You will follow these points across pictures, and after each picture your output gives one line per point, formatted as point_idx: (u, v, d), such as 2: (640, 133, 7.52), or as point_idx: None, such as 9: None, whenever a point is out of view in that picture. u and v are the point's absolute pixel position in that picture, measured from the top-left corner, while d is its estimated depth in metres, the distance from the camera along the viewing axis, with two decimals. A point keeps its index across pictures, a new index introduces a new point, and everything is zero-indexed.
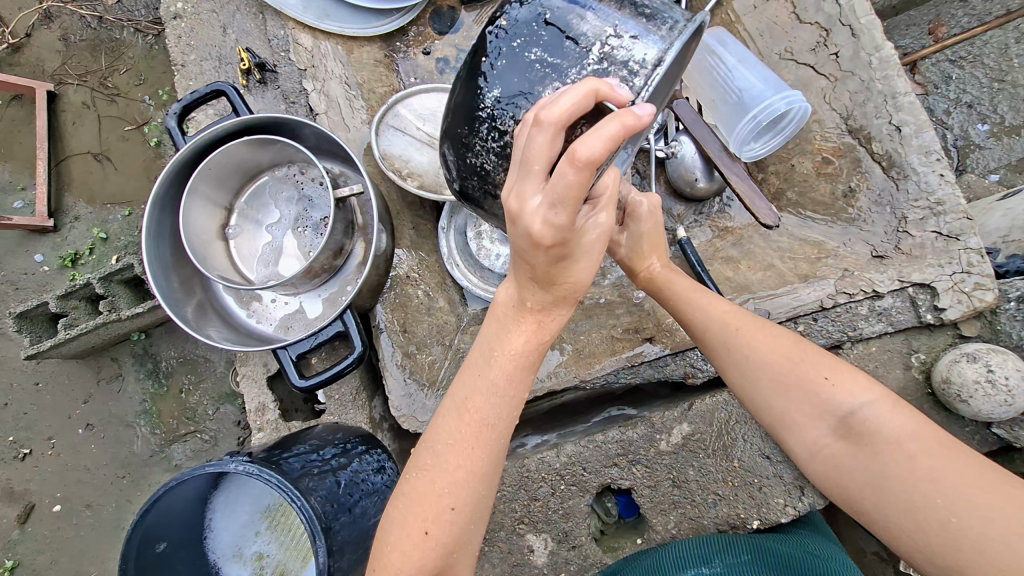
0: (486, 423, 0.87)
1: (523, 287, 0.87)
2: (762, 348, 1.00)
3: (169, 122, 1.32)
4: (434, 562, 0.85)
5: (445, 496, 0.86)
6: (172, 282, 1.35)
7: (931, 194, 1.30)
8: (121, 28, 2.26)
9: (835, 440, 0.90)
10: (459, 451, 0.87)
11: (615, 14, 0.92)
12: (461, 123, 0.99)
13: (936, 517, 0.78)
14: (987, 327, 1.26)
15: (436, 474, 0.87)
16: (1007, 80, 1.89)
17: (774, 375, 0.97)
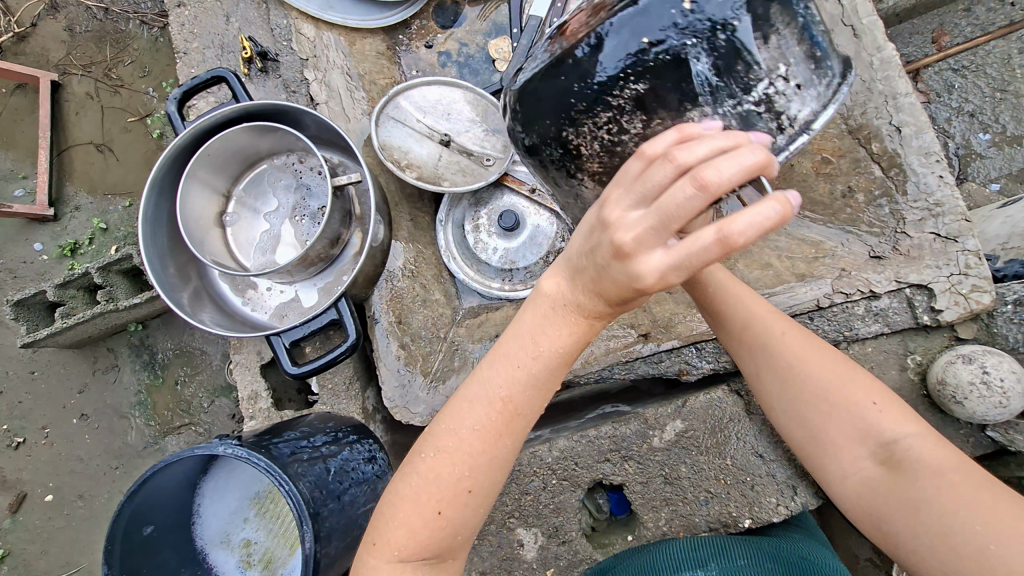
0: (511, 413, 0.82)
1: (580, 292, 0.76)
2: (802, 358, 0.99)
3: (169, 107, 1.31)
4: (442, 541, 0.86)
5: (461, 480, 0.84)
6: (167, 267, 1.34)
7: (930, 195, 1.30)
8: (126, 19, 2.26)
9: (874, 466, 0.89)
10: (479, 439, 0.82)
11: (795, 52, 0.85)
12: (575, 91, 0.86)
13: (969, 542, 0.75)
14: (984, 330, 1.25)
15: (452, 455, 0.83)
16: (1009, 91, 1.90)
17: (820, 389, 0.95)
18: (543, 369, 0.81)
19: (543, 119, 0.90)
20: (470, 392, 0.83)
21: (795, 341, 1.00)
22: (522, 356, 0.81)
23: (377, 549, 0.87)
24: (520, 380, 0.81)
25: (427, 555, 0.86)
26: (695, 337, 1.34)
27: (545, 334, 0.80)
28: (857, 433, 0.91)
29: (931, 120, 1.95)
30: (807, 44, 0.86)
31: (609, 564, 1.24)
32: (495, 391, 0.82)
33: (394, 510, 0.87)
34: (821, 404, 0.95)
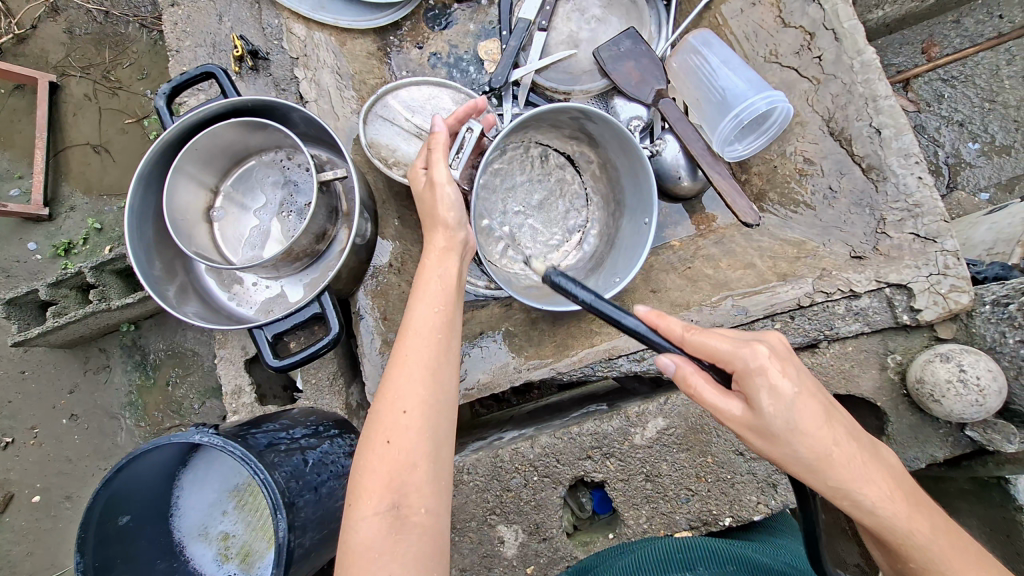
0: (423, 334, 0.99)
1: (432, 230, 1.11)
2: (875, 478, 0.85)
3: (158, 102, 1.32)
4: (391, 470, 0.90)
5: (396, 402, 0.93)
6: (154, 262, 1.34)
7: (909, 196, 1.32)
8: (127, 22, 2.28)
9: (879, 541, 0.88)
10: (406, 364, 0.96)
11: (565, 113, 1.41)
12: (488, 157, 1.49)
13: None
14: (963, 330, 1.26)
15: (387, 388, 0.95)
16: (997, 101, 1.93)
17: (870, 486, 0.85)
18: (437, 290, 1.03)
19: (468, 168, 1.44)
20: (401, 331, 1.00)
21: (851, 452, 0.85)
22: (426, 287, 1.04)
23: (355, 509, 0.89)
24: (427, 307, 1.01)
25: (386, 499, 0.88)
26: None
27: (441, 267, 1.07)
28: (947, 558, 0.83)
29: (920, 129, 1.97)
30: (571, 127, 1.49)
31: (589, 565, 1.23)
32: (414, 323, 1.00)
33: (360, 463, 0.92)
34: (914, 537, 0.83)
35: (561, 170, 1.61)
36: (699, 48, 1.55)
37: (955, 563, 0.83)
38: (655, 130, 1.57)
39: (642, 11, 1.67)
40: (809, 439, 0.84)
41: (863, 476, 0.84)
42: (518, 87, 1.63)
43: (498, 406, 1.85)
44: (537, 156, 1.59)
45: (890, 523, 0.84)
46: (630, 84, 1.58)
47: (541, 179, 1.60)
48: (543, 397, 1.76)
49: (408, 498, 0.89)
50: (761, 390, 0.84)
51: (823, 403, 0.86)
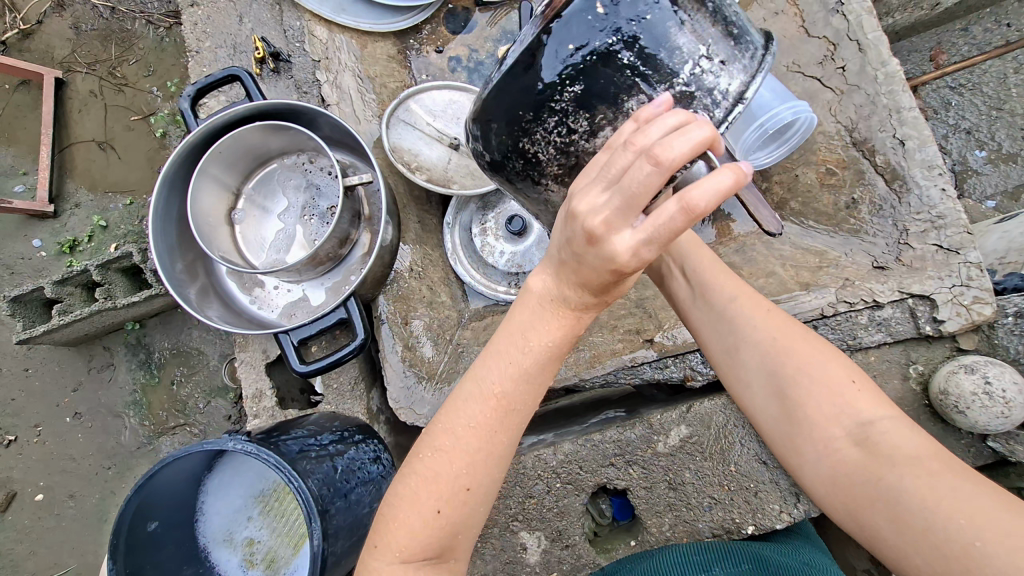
0: (497, 399, 0.84)
1: (564, 285, 0.79)
2: (772, 322, 0.96)
3: (183, 104, 1.32)
4: (438, 541, 0.85)
5: (460, 478, 0.85)
6: (176, 265, 1.34)
7: (932, 208, 1.32)
8: (133, 19, 2.27)
9: (852, 447, 0.84)
10: (482, 440, 0.84)
11: (710, 32, 0.88)
12: (523, 104, 0.87)
13: (892, 482, 0.78)
14: (985, 341, 1.27)
15: (451, 457, 0.84)
16: (1005, 109, 1.94)
17: (772, 343, 0.94)
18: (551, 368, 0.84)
19: (499, 133, 0.91)
20: (485, 399, 0.83)
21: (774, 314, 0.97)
22: (530, 359, 0.82)
23: (376, 555, 0.86)
24: (530, 385, 0.84)
25: (428, 556, 0.85)
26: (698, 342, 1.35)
27: (535, 331, 0.82)
28: (826, 411, 0.87)
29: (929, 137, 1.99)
30: (720, 25, 0.90)
31: (618, 565, 1.25)
32: (511, 398, 0.83)
33: (390, 514, 0.86)
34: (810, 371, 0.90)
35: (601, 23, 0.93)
36: None
37: (933, 495, 0.75)
38: None
39: None
40: (713, 271, 1.05)
41: (751, 318, 0.97)
42: None
43: None
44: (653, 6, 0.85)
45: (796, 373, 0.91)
46: None
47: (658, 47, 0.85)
48: (552, 402, 1.78)
49: (448, 559, 0.88)
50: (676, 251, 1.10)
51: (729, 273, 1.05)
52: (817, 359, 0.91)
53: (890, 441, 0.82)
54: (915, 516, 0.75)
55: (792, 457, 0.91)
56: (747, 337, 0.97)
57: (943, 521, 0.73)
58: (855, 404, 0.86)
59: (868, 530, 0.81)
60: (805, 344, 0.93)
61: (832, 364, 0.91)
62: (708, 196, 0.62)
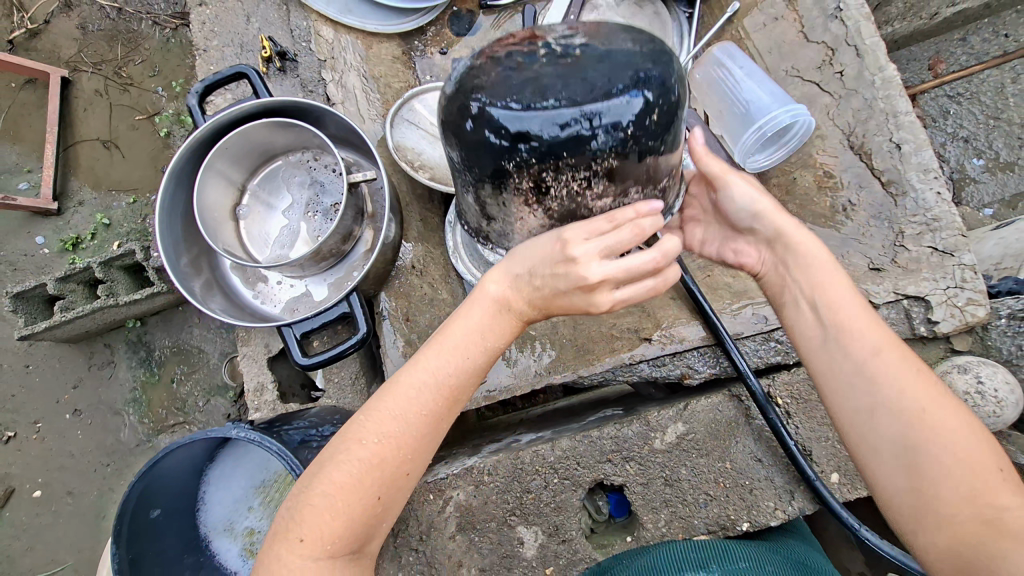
0: (438, 389, 0.90)
1: (521, 294, 0.89)
2: (867, 328, 0.94)
3: (191, 100, 1.34)
4: (367, 524, 0.90)
5: (404, 466, 0.91)
6: (181, 257, 1.36)
7: (928, 210, 1.34)
8: (140, 19, 2.30)
9: (904, 474, 0.87)
10: (426, 432, 0.91)
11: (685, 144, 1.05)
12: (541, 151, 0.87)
13: (948, 493, 0.83)
14: (979, 342, 1.29)
15: (399, 445, 0.90)
16: (1002, 118, 1.96)
17: (872, 355, 0.91)
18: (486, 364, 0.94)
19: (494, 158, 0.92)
20: (438, 390, 0.90)
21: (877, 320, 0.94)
22: (474, 356, 0.91)
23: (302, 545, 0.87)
24: (470, 379, 0.93)
25: (350, 549, 0.90)
26: (697, 341, 1.38)
27: (492, 332, 0.91)
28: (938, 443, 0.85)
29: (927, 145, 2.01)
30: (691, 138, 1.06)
31: (610, 565, 1.24)
32: (455, 391, 0.92)
33: (334, 497, 0.88)
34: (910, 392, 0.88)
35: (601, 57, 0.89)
36: (723, 60, 1.57)
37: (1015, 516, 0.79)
38: None
39: (665, 22, 1.73)
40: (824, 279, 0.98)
41: (837, 321, 0.96)
42: None
43: (504, 410, 1.87)
44: (653, 106, 0.88)
45: (888, 375, 0.89)
46: None
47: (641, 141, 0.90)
48: (551, 401, 1.79)
49: (365, 548, 0.93)
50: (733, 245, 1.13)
51: (834, 267, 0.99)
52: (898, 372, 0.89)
53: (996, 487, 0.82)
54: (944, 510, 0.83)
55: (867, 463, 0.91)
56: (855, 350, 0.93)
57: (1000, 511, 0.80)
58: (951, 434, 0.85)
59: (923, 536, 0.85)
60: (875, 352, 0.92)
61: (920, 386, 0.88)
62: (669, 281, 0.90)
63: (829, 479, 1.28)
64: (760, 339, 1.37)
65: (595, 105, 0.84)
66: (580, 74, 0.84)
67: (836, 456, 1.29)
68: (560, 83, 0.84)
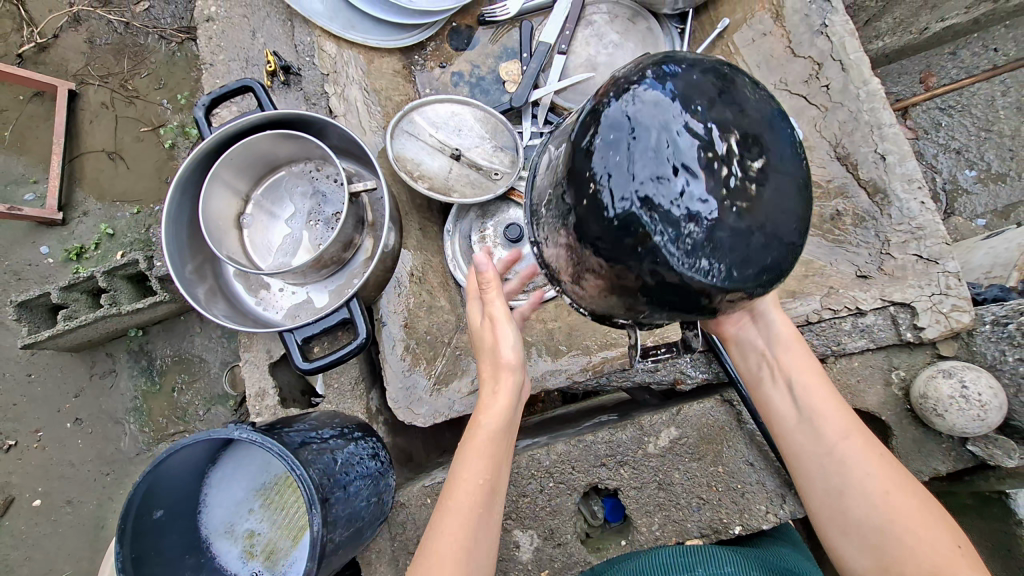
0: (492, 431, 1.04)
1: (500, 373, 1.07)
2: (831, 408, 1.06)
3: (197, 113, 1.38)
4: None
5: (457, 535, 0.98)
6: (186, 264, 1.39)
7: (912, 220, 1.38)
8: (146, 34, 2.36)
9: (865, 552, 0.97)
10: (468, 503, 1.00)
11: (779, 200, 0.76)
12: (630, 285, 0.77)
13: (891, 549, 0.94)
14: (964, 348, 1.31)
15: (447, 519, 0.99)
16: (993, 130, 2.01)
17: (835, 430, 1.04)
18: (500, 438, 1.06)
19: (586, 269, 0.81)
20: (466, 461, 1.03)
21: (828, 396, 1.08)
22: (484, 429, 1.04)
23: None
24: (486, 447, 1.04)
25: None
26: (691, 346, 1.41)
27: (487, 406, 1.06)
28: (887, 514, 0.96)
29: (919, 156, 2.06)
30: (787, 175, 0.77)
31: (604, 566, 1.28)
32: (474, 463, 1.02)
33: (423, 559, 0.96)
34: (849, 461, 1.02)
35: (730, 141, 0.72)
36: None
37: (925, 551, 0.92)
38: None
39: (657, 37, 1.79)
40: (800, 364, 1.11)
41: (811, 403, 1.08)
42: (538, 107, 1.74)
43: None
44: (764, 218, 0.73)
45: (845, 454, 1.03)
46: None
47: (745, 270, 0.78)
48: (548, 409, 1.81)
49: None
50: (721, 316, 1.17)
51: (805, 351, 1.12)
52: (857, 452, 1.02)
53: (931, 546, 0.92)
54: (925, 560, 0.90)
55: (829, 532, 1.03)
56: (826, 426, 1.05)
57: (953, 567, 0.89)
58: (887, 494, 0.98)
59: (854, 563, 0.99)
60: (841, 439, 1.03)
61: (871, 456, 1.01)
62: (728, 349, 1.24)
63: None
64: None
65: (694, 259, 0.72)
66: (676, 213, 0.71)
67: None
68: (656, 226, 0.71)
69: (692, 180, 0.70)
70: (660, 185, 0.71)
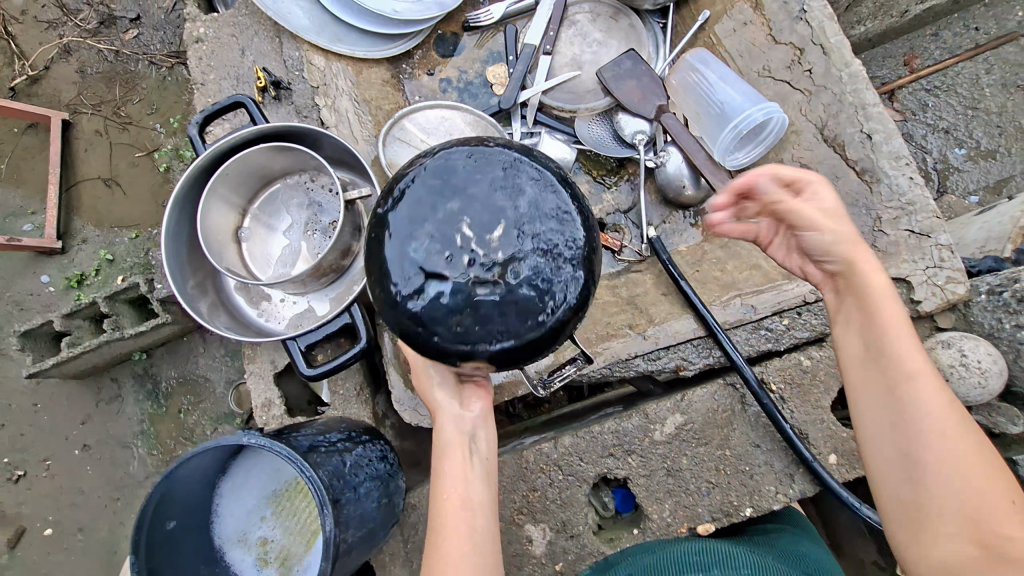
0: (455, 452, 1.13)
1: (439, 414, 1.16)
2: (931, 396, 0.94)
3: (191, 131, 1.41)
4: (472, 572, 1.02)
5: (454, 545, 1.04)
6: (187, 279, 1.41)
7: (901, 196, 1.39)
8: (136, 60, 2.38)
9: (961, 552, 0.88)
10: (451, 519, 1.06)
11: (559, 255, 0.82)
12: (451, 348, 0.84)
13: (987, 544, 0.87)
14: (961, 319, 1.32)
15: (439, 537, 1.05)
16: (980, 108, 2.03)
17: (924, 416, 0.94)
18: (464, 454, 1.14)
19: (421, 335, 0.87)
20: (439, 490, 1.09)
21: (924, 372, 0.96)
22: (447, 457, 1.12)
23: None
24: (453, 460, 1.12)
25: None
26: (691, 333, 1.43)
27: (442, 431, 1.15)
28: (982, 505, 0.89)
29: (908, 138, 2.08)
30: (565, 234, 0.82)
31: (612, 560, 1.30)
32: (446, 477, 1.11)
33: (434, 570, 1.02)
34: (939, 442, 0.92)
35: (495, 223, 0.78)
36: (697, 65, 1.63)
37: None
38: (659, 143, 1.66)
39: (640, 33, 1.80)
40: (894, 340, 0.98)
41: (897, 372, 0.96)
42: (527, 107, 1.75)
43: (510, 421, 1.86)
44: (552, 271, 0.81)
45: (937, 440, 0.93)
46: (633, 101, 1.67)
47: (565, 275, 0.81)
48: (554, 409, 1.80)
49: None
50: (795, 240, 1.10)
51: (909, 331, 0.98)
52: (937, 436, 0.92)
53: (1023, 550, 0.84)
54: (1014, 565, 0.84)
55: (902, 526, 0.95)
56: (922, 404, 0.94)
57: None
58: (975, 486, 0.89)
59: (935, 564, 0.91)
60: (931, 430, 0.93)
61: (966, 443, 0.92)
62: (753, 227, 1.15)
63: (827, 461, 1.32)
64: (749, 327, 1.41)
65: (492, 315, 0.81)
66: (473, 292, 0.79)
67: (832, 437, 1.32)
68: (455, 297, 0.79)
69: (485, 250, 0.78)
70: (452, 262, 0.79)
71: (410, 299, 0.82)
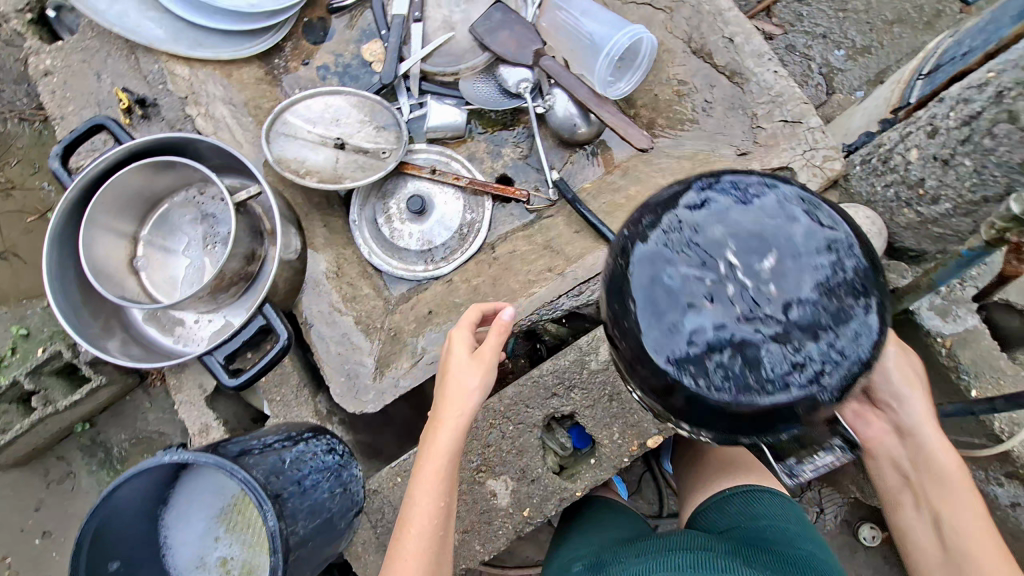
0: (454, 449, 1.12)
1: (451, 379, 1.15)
2: (964, 491, 0.98)
3: (52, 164, 1.32)
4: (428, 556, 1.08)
5: (424, 522, 1.09)
6: (86, 319, 1.34)
7: (770, 89, 1.46)
8: (3, 120, 2.18)
9: None
10: (426, 495, 1.10)
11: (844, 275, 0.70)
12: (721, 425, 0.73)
13: None
14: (845, 193, 1.41)
15: (414, 511, 1.10)
16: (849, 9, 2.14)
17: (950, 502, 0.99)
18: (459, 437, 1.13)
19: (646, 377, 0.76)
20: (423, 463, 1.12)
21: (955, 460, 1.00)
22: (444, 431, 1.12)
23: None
24: (449, 447, 1.12)
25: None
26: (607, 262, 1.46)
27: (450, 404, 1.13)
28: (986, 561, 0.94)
29: (791, 49, 2.16)
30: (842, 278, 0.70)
31: (601, 560, 1.29)
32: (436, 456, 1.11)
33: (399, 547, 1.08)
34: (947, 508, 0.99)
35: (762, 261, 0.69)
36: (561, 4, 1.67)
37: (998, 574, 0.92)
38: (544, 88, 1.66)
39: None
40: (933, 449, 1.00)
41: (937, 508, 1.00)
42: (409, 79, 1.73)
43: None
44: (869, 309, 0.70)
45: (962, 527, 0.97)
46: (510, 51, 1.67)
47: (854, 273, 0.71)
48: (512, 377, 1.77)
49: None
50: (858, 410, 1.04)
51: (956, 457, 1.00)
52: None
53: None
54: None
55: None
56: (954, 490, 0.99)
57: None
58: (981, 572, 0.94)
59: None
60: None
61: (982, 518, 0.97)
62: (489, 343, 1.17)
63: None
64: None
65: (826, 366, 0.68)
66: (789, 343, 0.67)
67: None
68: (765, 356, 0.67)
69: (773, 286, 0.68)
70: (752, 328, 0.67)
71: (683, 356, 0.70)
